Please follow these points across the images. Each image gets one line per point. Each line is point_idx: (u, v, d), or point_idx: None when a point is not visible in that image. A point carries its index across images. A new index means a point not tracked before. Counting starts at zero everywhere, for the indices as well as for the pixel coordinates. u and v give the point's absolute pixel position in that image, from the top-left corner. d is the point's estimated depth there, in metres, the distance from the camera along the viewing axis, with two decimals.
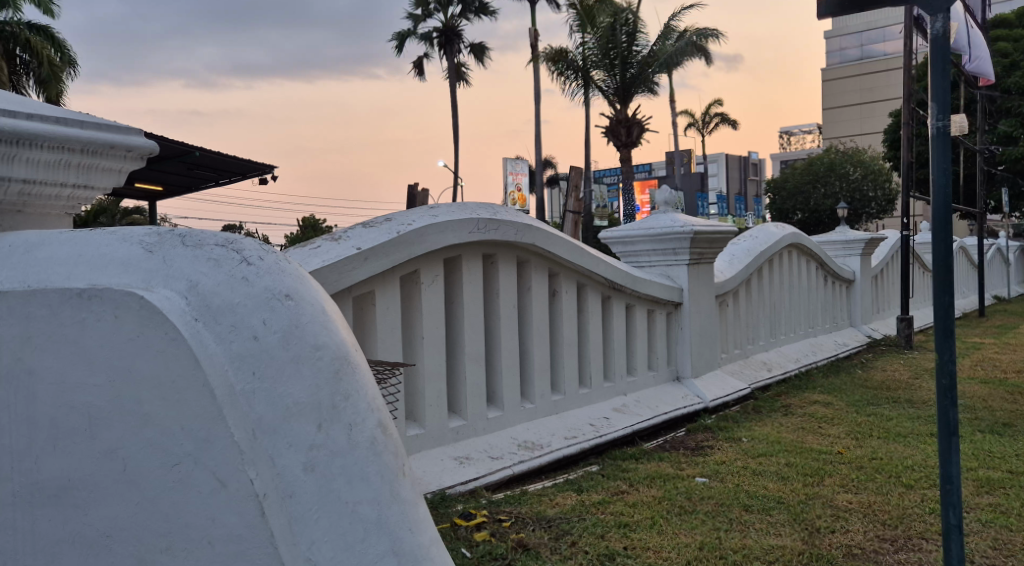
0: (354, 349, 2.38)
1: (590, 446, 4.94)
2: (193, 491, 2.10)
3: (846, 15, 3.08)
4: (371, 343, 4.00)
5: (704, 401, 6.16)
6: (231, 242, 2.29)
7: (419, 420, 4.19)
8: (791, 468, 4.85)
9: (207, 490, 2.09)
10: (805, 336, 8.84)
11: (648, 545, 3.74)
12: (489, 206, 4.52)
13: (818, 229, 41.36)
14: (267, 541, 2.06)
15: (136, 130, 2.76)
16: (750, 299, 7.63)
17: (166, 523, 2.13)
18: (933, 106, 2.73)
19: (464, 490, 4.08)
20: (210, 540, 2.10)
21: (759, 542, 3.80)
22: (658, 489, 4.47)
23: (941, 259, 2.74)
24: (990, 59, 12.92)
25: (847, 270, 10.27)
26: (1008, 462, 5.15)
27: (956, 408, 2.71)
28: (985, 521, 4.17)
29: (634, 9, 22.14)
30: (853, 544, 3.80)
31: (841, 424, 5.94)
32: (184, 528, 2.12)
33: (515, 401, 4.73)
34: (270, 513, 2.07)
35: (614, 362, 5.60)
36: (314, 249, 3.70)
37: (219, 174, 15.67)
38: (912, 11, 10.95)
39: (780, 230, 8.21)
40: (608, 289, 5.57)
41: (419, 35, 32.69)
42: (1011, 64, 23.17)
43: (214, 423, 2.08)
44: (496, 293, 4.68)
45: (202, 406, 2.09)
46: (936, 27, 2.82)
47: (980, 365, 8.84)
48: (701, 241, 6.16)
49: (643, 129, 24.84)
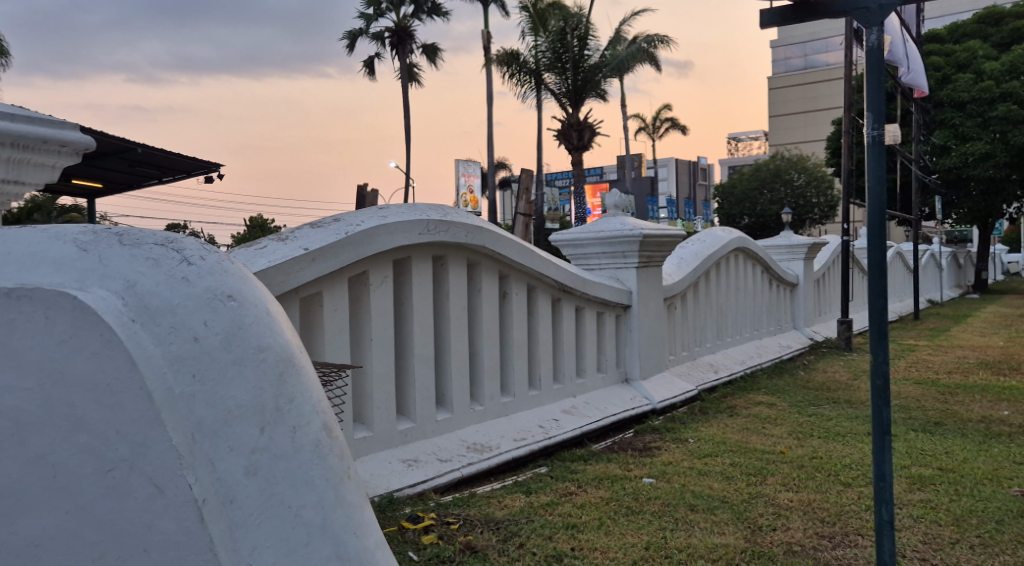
0: (299, 350, 2.37)
1: (539, 447, 4.98)
2: (129, 497, 2.09)
3: (789, 26, 3.16)
4: (318, 344, 3.98)
5: (652, 402, 6.24)
6: (171, 242, 2.28)
7: (367, 422, 4.18)
8: (735, 468, 4.95)
9: (144, 495, 2.07)
10: (751, 338, 9.01)
11: (594, 545, 3.79)
12: (439, 207, 4.53)
13: (764, 233, 42.18)
14: (205, 548, 2.05)
15: (69, 125, 2.73)
16: (698, 301, 7.75)
17: (100, 531, 2.11)
18: (869, 114, 2.83)
19: (412, 493, 4.09)
20: (147, 547, 2.09)
21: (703, 541, 3.87)
22: (605, 490, 4.53)
23: (875, 263, 2.83)
24: (924, 71, 13.28)
25: (791, 273, 10.47)
26: (938, 460, 5.32)
27: (889, 408, 2.79)
28: (917, 517, 4.31)
29: (585, 14, 22.29)
30: (793, 541, 3.90)
31: (782, 424, 6.08)
32: (118, 535, 2.11)
33: (463, 402, 4.74)
34: (209, 519, 2.06)
35: (563, 363, 5.65)
36: (259, 249, 3.67)
37: (162, 171, 15.37)
38: (852, 24, 11.24)
39: (727, 234, 8.36)
40: (558, 291, 5.62)
41: (370, 34, 32.43)
42: (943, 77, 23.61)
43: (150, 426, 2.06)
44: (446, 294, 4.70)
45: (139, 410, 2.07)
46: (871, 39, 2.91)
47: (914, 367, 9.11)
48: (650, 245, 6.25)
49: (594, 132, 24.98)
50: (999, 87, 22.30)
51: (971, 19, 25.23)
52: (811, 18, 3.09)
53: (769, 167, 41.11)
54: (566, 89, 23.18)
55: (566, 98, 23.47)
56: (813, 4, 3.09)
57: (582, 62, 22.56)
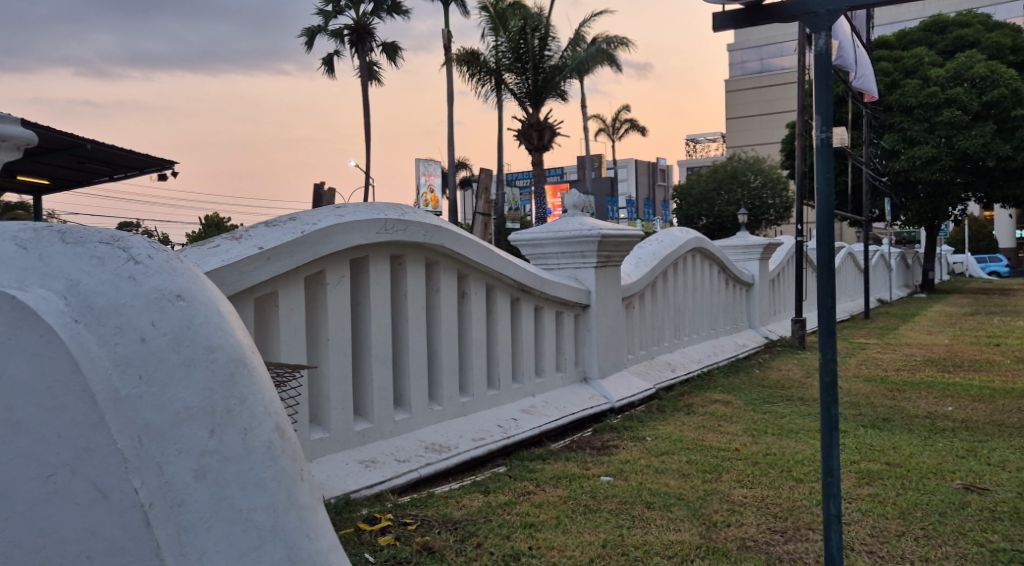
0: (251, 351, 2.35)
1: (498, 447, 4.99)
2: (71, 502, 2.07)
3: (741, 29, 3.22)
4: (272, 343, 3.95)
5: (610, 401, 6.29)
6: (117, 240, 2.26)
7: (323, 424, 4.16)
8: (691, 465, 5.01)
9: (87, 501, 2.06)
10: (708, 337, 9.11)
11: (552, 544, 3.81)
12: (397, 206, 4.52)
13: (721, 233, 42.65)
14: (152, 553, 2.04)
15: (12, 120, 2.68)
16: (655, 301, 7.83)
17: (40, 538, 2.08)
18: (817, 118, 2.89)
19: (369, 494, 4.08)
20: (89, 554, 2.07)
21: (659, 538, 3.92)
22: (564, 488, 4.56)
23: (825, 263, 2.89)
24: (874, 76, 13.53)
25: (747, 273, 10.61)
26: (886, 455, 5.44)
27: (837, 404, 2.86)
28: (865, 511, 4.41)
29: (545, 15, 22.37)
30: (747, 536, 3.96)
31: (738, 422, 6.16)
32: (59, 542, 2.08)
33: (422, 403, 4.74)
34: (156, 524, 2.05)
35: (523, 363, 5.67)
36: (212, 248, 3.64)
37: (113, 168, 15.09)
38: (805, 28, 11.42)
39: (684, 234, 8.45)
40: (517, 291, 5.64)
41: (329, 31, 32.14)
42: (891, 82, 24.06)
43: (95, 429, 2.05)
44: (404, 294, 4.69)
45: (82, 413, 2.05)
46: (820, 43, 2.96)
47: (864, 365, 9.30)
48: (608, 245, 6.30)
49: (554, 132, 25.05)
50: (944, 93, 22.70)
51: (918, 27, 25.71)
52: (762, 20, 3.14)
53: (726, 168, 41.59)
54: (526, 89, 23.22)
55: (526, 98, 23.51)
56: (765, 7, 3.13)
57: (542, 63, 22.61)
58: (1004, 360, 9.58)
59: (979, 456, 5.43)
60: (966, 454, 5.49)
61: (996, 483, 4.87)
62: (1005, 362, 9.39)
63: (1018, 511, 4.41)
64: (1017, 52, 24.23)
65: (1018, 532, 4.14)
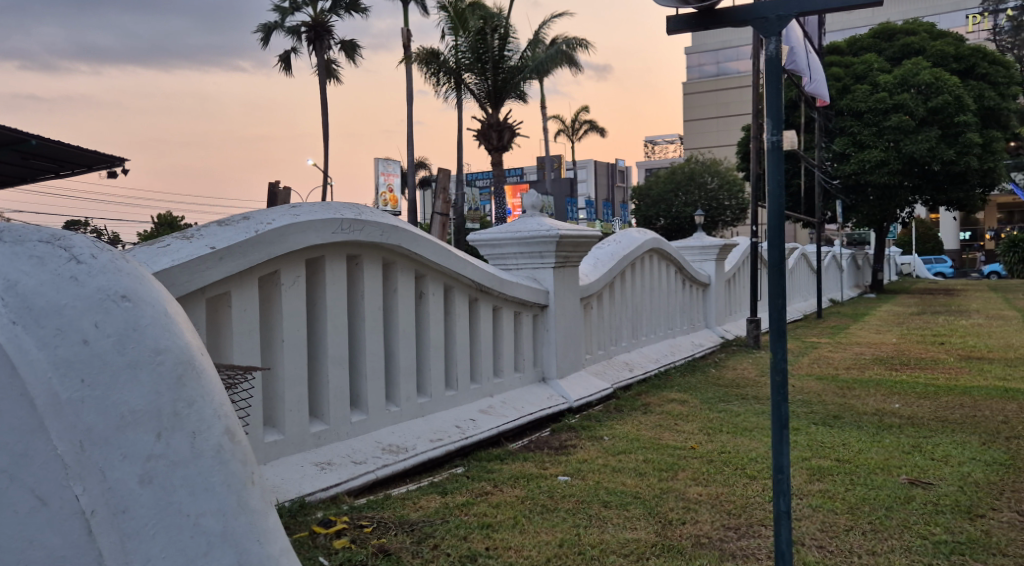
0: (200, 352, 2.32)
1: (456, 448, 4.99)
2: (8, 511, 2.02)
3: (696, 31, 3.25)
4: (225, 344, 3.89)
5: (568, 400, 6.31)
6: (59, 239, 2.24)
7: (278, 426, 4.12)
8: (647, 463, 5.06)
9: (26, 509, 2.02)
10: (665, 336, 9.18)
11: (509, 544, 3.82)
12: (354, 206, 4.49)
13: (679, 233, 43.04)
14: (93, 560, 2.02)
15: None
16: (613, 301, 7.87)
17: None
18: (768, 121, 2.93)
19: (325, 497, 4.05)
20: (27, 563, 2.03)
21: (616, 537, 3.95)
22: (521, 488, 4.57)
23: (775, 264, 2.95)
24: (826, 81, 13.78)
25: (703, 273, 10.71)
26: (837, 451, 5.55)
27: (787, 403, 2.90)
28: (816, 506, 4.50)
29: (505, 15, 22.38)
30: (701, 534, 4.01)
31: (694, 420, 6.23)
32: None
33: (379, 404, 4.72)
34: (99, 531, 2.03)
35: (481, 364, 5.67)
36: (162, 247, 3.58)
37: (61, 164, 14.78)
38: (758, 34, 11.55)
39: (642, 235, 8.50)
40: (476, 291, 5.64)
41: (286, 28, 31.79)
42: (843, 88, 24.50)
43: (34, 434, 2.03)
44: (361, 294, 4.67)
45: (20, 417, 2.03)
46: (769, 49, 3.01)
47: (817, 363, 9.46)
48: (566, 245, 6.33)
49: (514, 133, 25.06)
50: (892, 98, 23.06)
51: (868, 34, 26.12)
52: (714, 24, 3.18)
53: (684, 169, 42.03)
54: (486, 89, 23.22)
55: (486, 98, 23.50)
56: (717, 12, 3.17)
57: (502, 63, 22.62)
58: (950, 358, 9.81)
59: (924, 451, 5.57)
60: (912, 449, 5.61)
61: (940, 478, 4.99)
62: (951, 360, 9.62)
63: (961, 504, 4.52)
64: (960, 60, 24.50)
65: (960, 525, 4.25)
